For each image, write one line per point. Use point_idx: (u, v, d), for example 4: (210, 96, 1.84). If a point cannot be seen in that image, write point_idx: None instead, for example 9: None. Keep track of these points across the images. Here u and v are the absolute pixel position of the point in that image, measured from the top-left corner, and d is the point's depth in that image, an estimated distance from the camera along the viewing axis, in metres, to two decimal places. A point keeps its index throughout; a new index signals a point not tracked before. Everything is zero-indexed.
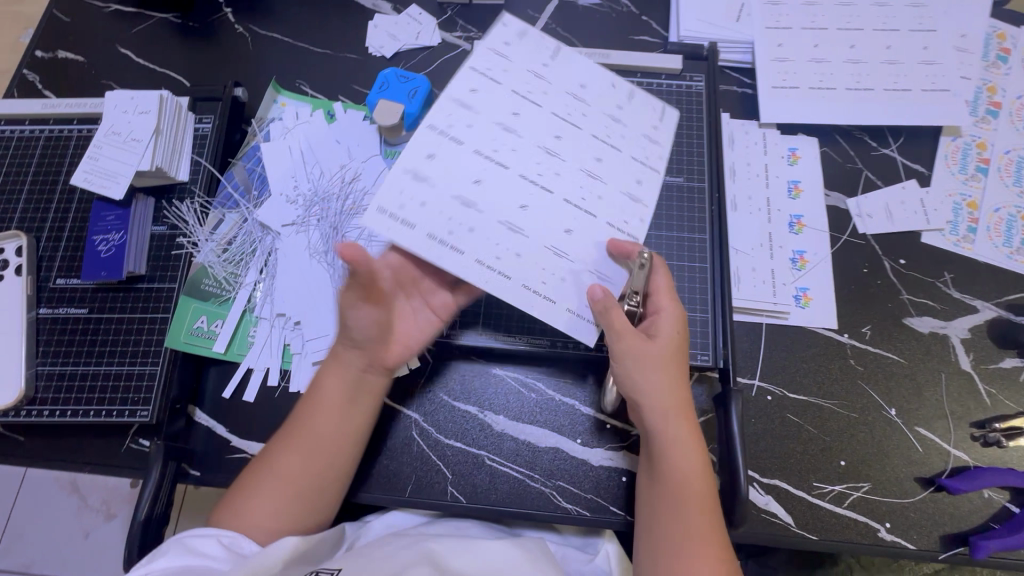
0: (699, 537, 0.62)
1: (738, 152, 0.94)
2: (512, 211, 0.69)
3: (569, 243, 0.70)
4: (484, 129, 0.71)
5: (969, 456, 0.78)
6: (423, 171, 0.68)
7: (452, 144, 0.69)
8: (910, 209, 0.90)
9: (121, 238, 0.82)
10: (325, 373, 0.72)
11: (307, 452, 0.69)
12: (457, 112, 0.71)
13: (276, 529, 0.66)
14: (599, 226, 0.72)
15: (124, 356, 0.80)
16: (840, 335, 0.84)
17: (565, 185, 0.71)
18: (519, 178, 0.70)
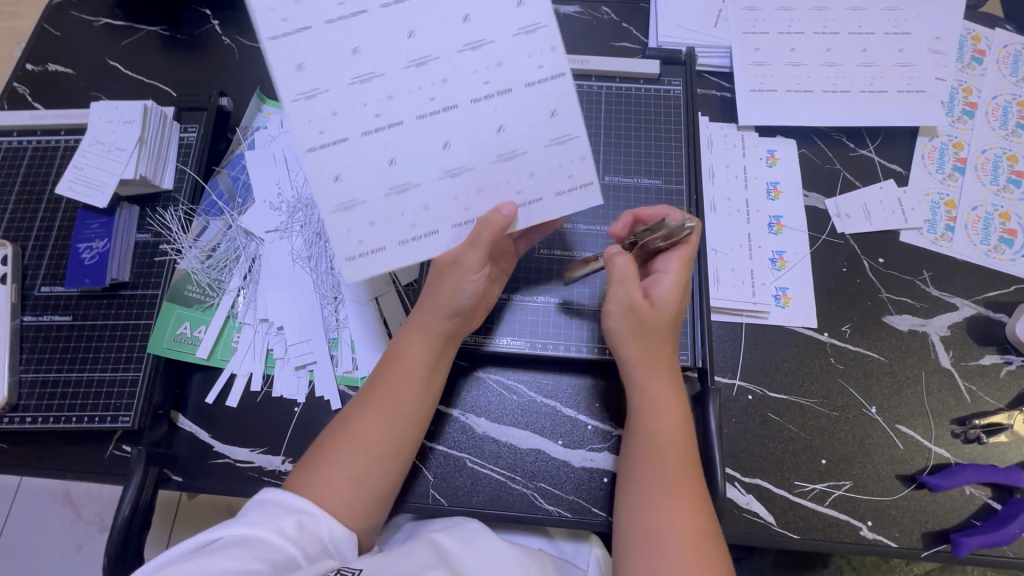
0: (678, 482, 0.66)
1: (716, 154, 0.95)
2: (458, 212, 0.67)
3: (530, 207, 0.68)
4: (376, 167, 0.63)
5: (950, 453, 0.78)
6: (359, 248, 0.65)
7: (366, 207, 0.64)
8: (889, 208, 0.91)
9: (104, 246, 0.83)
10: (410, 338, 0.72)
11: (391, 416, 0.68)
12: (340, 179, 0.63)
13: (361, 496, 0.64)
14: (538, 161, 0.66)
15: (107, 362, 0.80)
16: (820, 334, 0.84)
17: (487, 142, 0.64)
18: (443, 174, 0.65)
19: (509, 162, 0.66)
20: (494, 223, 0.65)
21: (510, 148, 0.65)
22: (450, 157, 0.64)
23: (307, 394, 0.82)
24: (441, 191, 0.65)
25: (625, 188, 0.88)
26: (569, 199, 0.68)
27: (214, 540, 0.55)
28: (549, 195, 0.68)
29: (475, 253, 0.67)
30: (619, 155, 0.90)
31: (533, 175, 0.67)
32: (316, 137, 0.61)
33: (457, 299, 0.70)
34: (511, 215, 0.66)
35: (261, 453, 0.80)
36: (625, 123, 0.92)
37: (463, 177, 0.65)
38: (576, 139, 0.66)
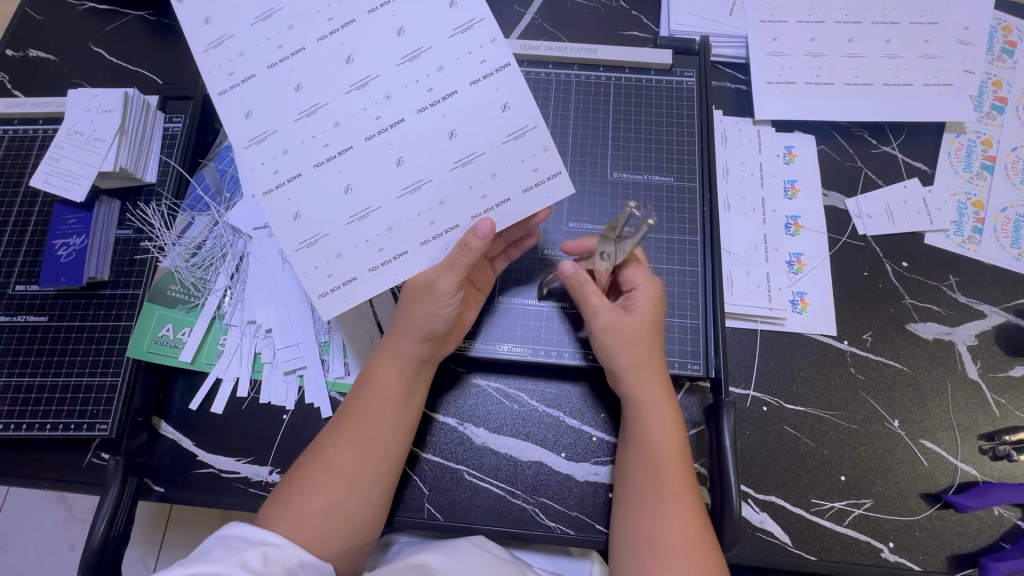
0: (670, 500, 0.61)
1: (731, 150, 0.90)
2: (422, 226, 0.62)
3: (498, 208, 0.62)
4: (334, 197, 0.61)
5: (977, 471, 0.74)
6: (328, 283, 0.62)
7: (329, 240, 0.61)
8: (913, 209, 0.86)
9: (82, 242, 0.78)
10: (380, 363, 0.69)
11: (362, 444, 0.65)
12: (300, 216, 0.61)
13: (333, 527, 0.62)
14: (499, 160, 0.61)
15: (84, 366, 0.76)
16: (840, 342, 0.80)
17: (445, 152, 0.61)
18: (401, 193, 0.61)
19: (468, 168, 0.61)
20: (471, 245, 0.60)
21: (467, 152, 0.61)
22: (406, 174, 0.61)
23: (296, 401, 0.78)
24: (403, 209, 0.61)
25: (635, 185, 0.83)
26: (538, 193, 0.62)
27: None
28: (517, 193, 0.62)
29: (450, 276, 0.63)
30: (629, 150, 0.85)
31: (495, 176, 0.62)
32: (272, 178, 0.60)
33: (431, 323, 0.66)
34: (488, 235, 0.61)
35: (248, 463, 0.76)
36: (634, 116, 0.86)
37: (422, 191, 0.61)
38: (535, 129, 0.61)
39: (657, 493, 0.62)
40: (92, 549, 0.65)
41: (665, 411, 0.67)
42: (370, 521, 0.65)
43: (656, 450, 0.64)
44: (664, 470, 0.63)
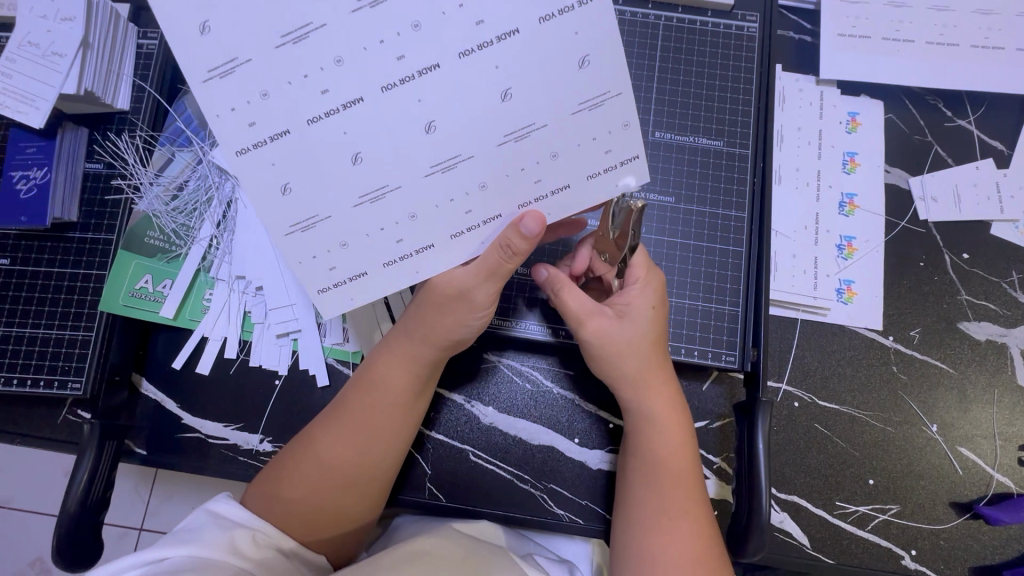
0: (676, 517, 0.55)
1: (788, 113, 0.79)
2: (454, 215, 0.49)
3: (554, 198, 0.50)
4: (339, 169, 0.46)
5: (1013, 482, 0.70)
6: (330, 277, 0.50)
7: (330, 224, 0.47)
8: (983, 194, 0.77)
9: (44, 176, 0.68)
10: (389, 358, 0.61)
11: (357, 442, 0.59)
12: (290, 189, 0.46)
13: (318, 521, 0.58)
14: (561, 134, 0.47)
15: (53, 317, 0.68)
16: (885, 338, 0.73)
17: (495, 119, 0.46)
18: (431, 171, 0.47)
19: (522, 144, 0.47)
20: (516, 249, 0.50)
21: (524, 121, 0.46)
22: (439, 145, 0.46)
23: (289, 366, 0.72)
24: (431, 190, 0.48)
25: (679, 148, 0.73)
26: (607, 181, 0.50)
27: (158, 564, 0.47)
28: (579, 179, 0.49)
29: (488, 287, 0.54)
30: (675, 106, 0.74)
31: (556, 157, 0.48)
32: (247, 133, 0.44)
33: (449, 326, 0.58)
34: (535, 236, 0.49)
35: (236, 429, 0.71)
36: (684, 65, 0.75)
37: (459, 172, 0.47)
38: (620, 96, 0.46)
39: (666, 507, 0.56)
40: (66, 516, 0.60)
41: (678, 423, 0.60)
42: (362, 515, 0.61)
43: (664, 464, 0.58)
44: (673, 486, 0.57)
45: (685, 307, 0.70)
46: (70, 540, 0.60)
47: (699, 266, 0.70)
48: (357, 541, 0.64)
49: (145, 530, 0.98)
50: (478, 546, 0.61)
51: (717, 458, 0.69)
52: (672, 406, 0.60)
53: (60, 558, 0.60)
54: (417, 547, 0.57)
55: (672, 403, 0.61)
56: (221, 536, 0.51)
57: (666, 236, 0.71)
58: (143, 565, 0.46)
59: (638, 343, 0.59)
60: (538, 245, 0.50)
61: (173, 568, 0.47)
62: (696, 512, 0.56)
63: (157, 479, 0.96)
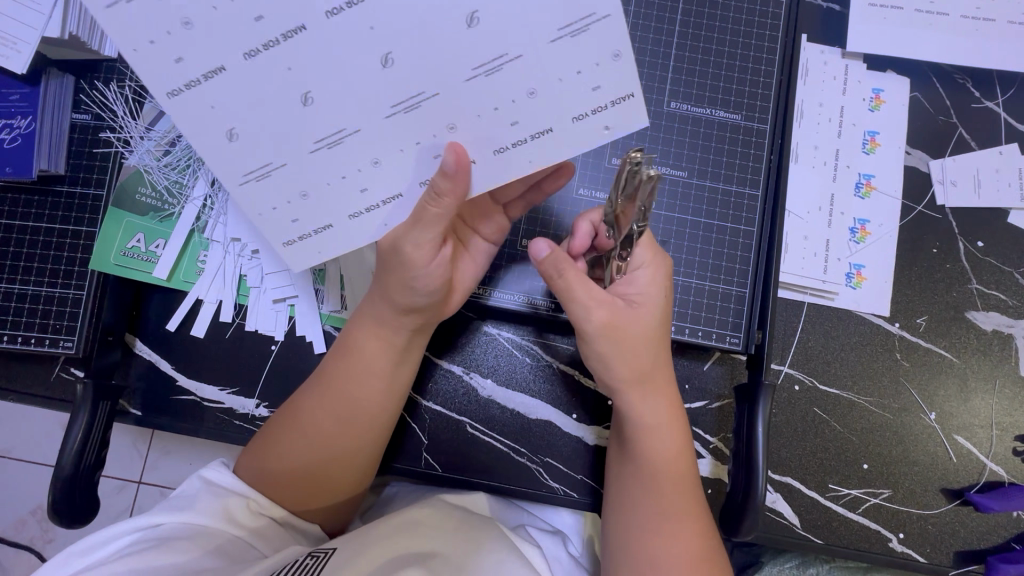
0: (666, 500, 0.57)
1: (809, 87, 0.76)
2: (418, 158, 0.47)
3: (534, 141, 0.47)
4: (288, 112, 0.44)
5: (1005, 471, 0.70)
6: (293, 229, 0.50)
7: (287, 172, 0.46)
8: (1004, 181, 0.74)
9: (29, 126, 0.65)
10: (370, 329, 0.59)
11: (340, 412, 0.59)
12: (237, 136, 0.44)
13: (308, 490, 0.58)
14: (537, 71, 0.44)
15: (42, 275, 0.66)
16: (891, 325, 0.72)
17: (462, 49, 0.43)
18: (391, 112, 0.45)
19: (492, 79, 0.44)
20: (440, 190, 0.47)
21: (495, 53, 0.43)
22: (393, 82, 0.43)
23: (286, 332, 0.70)
24: (394, 132, 0.46)
25: (695, 121, 0.70)
26: (592, 122, 0.47)
27: (153, 530, 0.51)
28: (561, 123, 0.47)
29: (422, 233, 0.50)
30: (693, 75, 0.71)
31: (534, 94, 0.45)
32: (177, 71, 0.41)
33: (409, 290, 0.54)
34: (454, 171, 0.46)
35: (232, 393, 0.70)
36: (704, 32, 0.71)
37: (423, 113, 0.45)
38: (603, 22, 0.43)
39: (658, 491, 0.57)
40: (61, 475, 0.60)
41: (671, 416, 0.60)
42: (354, 484, 0.62)
43: (659, 457, 0.58)
44: (665, 478, 0.58)
45: (691, 286, 0.68)
46: (66, 499, 0.60)
47: (708, 245, 0.69)
48: (353, 507, 0.65)
49: (143, 484, 0.98)
50: (469, 517, 0.62)
51: (714, 438, 0.69)
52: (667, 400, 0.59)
53: (57, 515, 0.60)
54: (410, 516, 0.58)
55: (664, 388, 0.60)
56: (217, 505, 0.54)
57: (676, 213, 0.69)
58: (139, 530, 0.51)
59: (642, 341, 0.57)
60: (465, 181, 0.47)
61: (167, 534, 0.51)
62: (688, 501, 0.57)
63: (154, 434, 0.97)
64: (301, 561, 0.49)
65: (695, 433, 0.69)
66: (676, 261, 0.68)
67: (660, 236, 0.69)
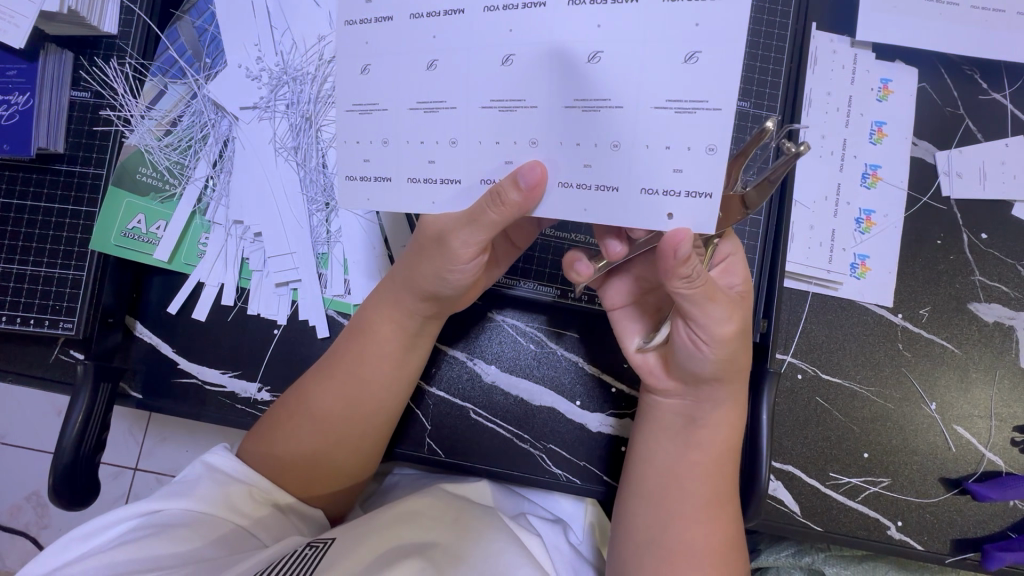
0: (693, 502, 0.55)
1: (818, 76, 0.75)
2: (494, 162, 0.46)
3: (597, 194, 0.43)
4: (411, 70, 0.46)
5: (1002, 461, 0.71)
6: (361, 168, 0.50)
7: (385, 115, 0.48)
8: (1009, 172, 0.74)
9: (26, 102, 0.64)
10: (382, 316, 0.59)
11: (353, 397, 0.58)
12: (368, 71, 0.47)
13: (312, 472, 0.58)
14: (636, 126, 0.42)
15: (41, 255, 0.65)
16: (894, 316, 0.72)
17: (571, 78, 0.42)
18: (488, 105, 0.44)
19: (587, 117, 0.42)
20: (506, 200, 0.44)
21: (599, 95, 0.42)
22: (510, 81, 0.43)
23: (288, 316, 0.70)
24: (483, 125, 0.45)
25: None
26: (660, 202, 0.42)
27: (155, 516, 0.51)
28: (631, 183, 0.43)
29: (470, 233, 0.48)
30: None
31: (616, 147, 0.42)
32: (361, 8, 0.47)
33: (437, 280, 0.54)
34: (530, 189, 0.43)
35: (234, 377, 0.69)
36: None
37: (517, 118, 0.44)
38: (716, 110, 0.40)
39: (682, 490, 0.55)
40: (62, 458, 0.59)
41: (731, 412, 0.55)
42: (358, 469, 0.61)
43: (696, 445, 0.56)
44: (696, 467, 0.55)
45: None
46: (66, 481, 0.59)
47: None
48: (356, 492, 0.65)
49: (139, 471, 0.98)
50: (471, 505, 0.62)
51: None
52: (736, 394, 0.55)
53: (59, 498, 0.59)
54: (411, 506, 0.58)
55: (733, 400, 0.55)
56: (218, 492, 0.54)
57: None
58: (140, 516, 0.51)
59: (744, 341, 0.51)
60: (533, 203, 0.44)
61: (169, 520, 0.51)
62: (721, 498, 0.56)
63: (151, 419, 0.96)
64: (300, 552, 0.49)
65: None
66: None
67: None
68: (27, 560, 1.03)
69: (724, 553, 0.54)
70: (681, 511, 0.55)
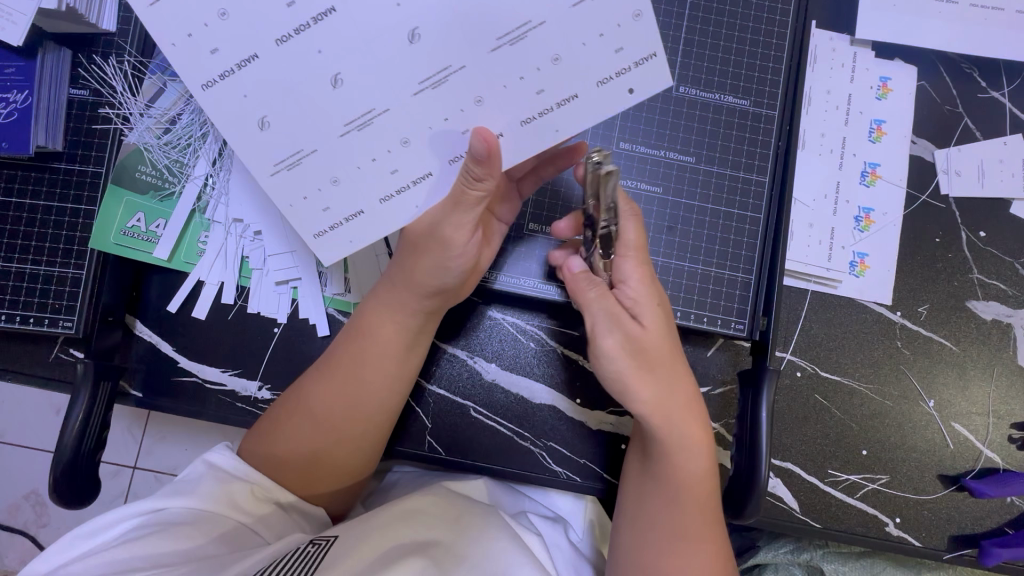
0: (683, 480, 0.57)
1: (818, 74, 0.75)
2: (449, 133, 0.48)
3: (561, 110, 0.48)
4: (320, 94, 0.46)
5: (1000, 458, 0.71)
6: (325, 219, 0.50)
7: (319, 155, 0.48)
8: (1008, 171, 0.74)
9: (24, 100, 0.64)
10: (380, 315, 0.59)
11: (351, 398, 0.58)
12: (269, 123, 0.47)
13: (317, 471, 0.58)
14: (557, 32, 0.46)
15: (40, 253, 0.65)
16: (893, 313, 0.72)
17: (486, 25, 0.45)
18: (420, 87, 0.46)
19: (516, 47, 0.46)
20: (477, 174, 0.47)
21: (516, 22, 0.45)
22: (422, 57, 0.45)
23: (289, 314, 0.70)
24: (420, 112, 0.47)
25: (703, 105, 0.69)
26: (617, 86, 0.47)
27: (156, 514, 0.51)
28: (586, 85, 0.47)
29: (459, 219, 0.50)
30: (702, 60, 0.70)
31: (557, 60, 0.46)
32: (213, 62, 0.45)
33: (437, 274, 0.55)
34: (487, 154, 0.46)
35: (234, 375, 0.69)
36: (715, 16, 0.70)
37: (451, 86, 0.46)
38: None
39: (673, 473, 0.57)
40: (62, 457, 0.59)
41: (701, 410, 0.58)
42: (361, 467, 0.62)
43: (689, 454, 0.57)
44: (690, 473, 0.57)
45: (696, 272, 0.68)
46: (67, 480, 0.59)
47: (715, 231, 0.69)
48: (357, 491, 0.65)
49: (138, 470, 0.98)
50: (471, 503, 0.62)
51: (716, 424, 0.70)
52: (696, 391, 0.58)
53: (59, 496, 0.59)
54: (413, 504, 0.58)
55: (694, 396, 0.58)
56: (220, 491, 0.54)
57: (682, 198, 0.69)
58: (142, 514, 0.51)
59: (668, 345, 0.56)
60: (496, 163, 0.47)
61: (171, 519, 0.51)
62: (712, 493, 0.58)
63: (151, 417, 0.96)
64: (302, 550, 0.49)
65: None
66: (682, 246, 0.68)
67: (666, 222, 0.69)
68: (26, 558, 1.03)
69: (720, 543, 0.56)
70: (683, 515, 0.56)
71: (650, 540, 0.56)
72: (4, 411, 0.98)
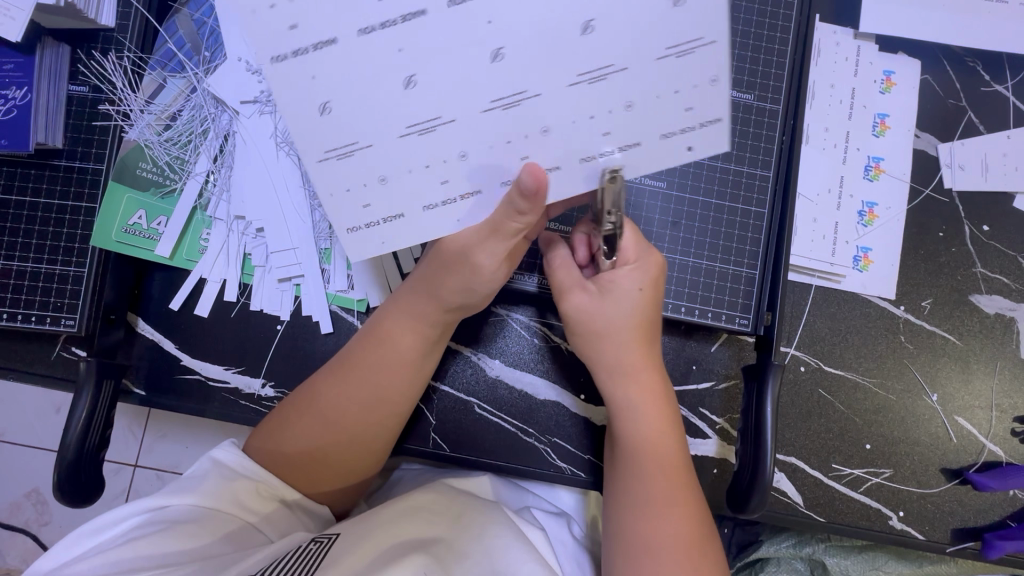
0: (648, 454, 0.57)
1: (821, 68, 0.75)
2: (508, 159, 0.47)
3: (618, 155, 0.47)
4: (391, 93, 0.43)
5: (1002, 452, 0.72)
6: (363, 215, 0.49)
7: (373, 153, 0.46)
8: (1011, 164, 0.74)
9: (24, 96, 0.63)
10: (392, 321, 0.59)
11: (363, 402, 0.58)
12: (330, 109, 0.44)
13: (326, 475, 0.59)
14: (643, 81, 0.44)
15: (41, 251, 0.65)
16: (896, 308, 0.72)
17: (573, 52, 0.42)
18: (491, 106, 0.44)
19: (596, 86, 0.44)
20: (521, 209, 0.47)
21: (603, 60, 0.43)
22: None
23: (291, 311, 0.69)
24: (479, 133, 0.45)
25: None
26: (677, 143, 0.47)
27: (162, 512, 0.51)
28: (651, 137, 0.47)
29: (492, 245, 0.51)
30: None
31: (630, 108, 0.45)
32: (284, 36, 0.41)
33: (462, 292, 0.56)
34: (534, 192, 0.45)
35: (238, 373, 0.69)
36: None
37: (523, 110, 0.44)
38: (713, 45, 0.43)
39: (638, 448, 0.58)
40: (66, 456, 0.59)
41: (653, 377, 0.59)
42: (369, 468, 0.62)
43: (637, 420, 0.58)
44: (641, 438, 0.58)
45: (701, 267, 0.68)
46: (71, 478, 0.59)
47: (719, 225, 0.68)
48: (361, 488, 0.65)
49: (139, 468, 0.97)
50: (475, 500, 0.62)
51: (720, 419, 0.70)
52: (646, 359, 0.58)
53: (63, 496, 0.59)
54: (415, 501, 0.58)
55: (645, 364, 0.58)
56: (224, 488, 0.54)
57: (686, 194, 0.69)
58: (146, 513, 0.51)
59: (621, 319, 0.57)
60: (542, 200, 0.46)
61: (175, 517, 0.51)
62: (675, 457, 0.58)
63: (151, 415, 0.96)
64: (305, 547, 0.49)
65: (701, 413, 0.70)
66: (685, 242, 0.68)
67: (671, 216, 0.68)
68: (28, 557, 1.03)
69: (693, 509, 0.56)
70: (645, 484, 0.57)
71: (624, 515, 0.56)
72: (5, 409, 0.98)
